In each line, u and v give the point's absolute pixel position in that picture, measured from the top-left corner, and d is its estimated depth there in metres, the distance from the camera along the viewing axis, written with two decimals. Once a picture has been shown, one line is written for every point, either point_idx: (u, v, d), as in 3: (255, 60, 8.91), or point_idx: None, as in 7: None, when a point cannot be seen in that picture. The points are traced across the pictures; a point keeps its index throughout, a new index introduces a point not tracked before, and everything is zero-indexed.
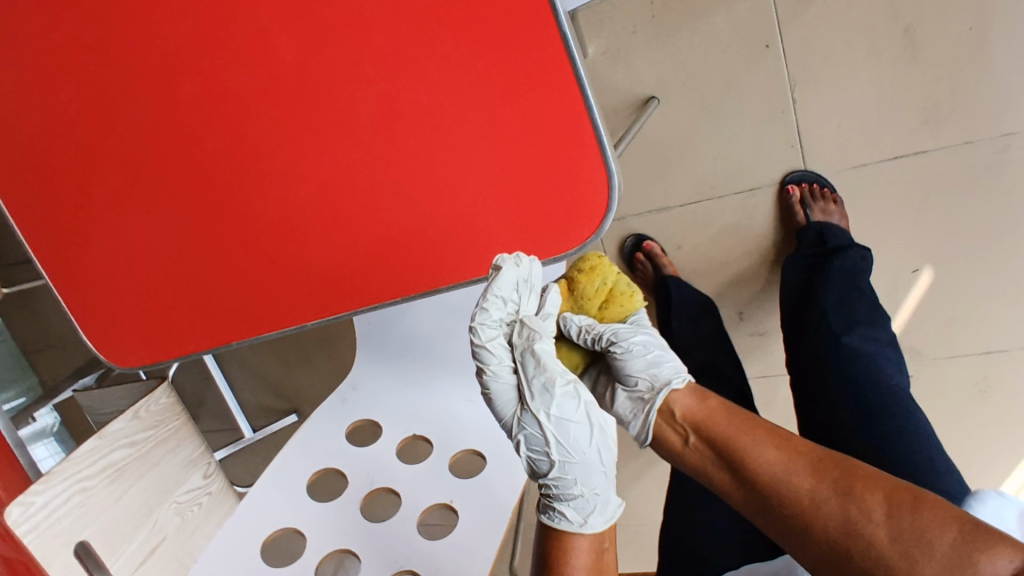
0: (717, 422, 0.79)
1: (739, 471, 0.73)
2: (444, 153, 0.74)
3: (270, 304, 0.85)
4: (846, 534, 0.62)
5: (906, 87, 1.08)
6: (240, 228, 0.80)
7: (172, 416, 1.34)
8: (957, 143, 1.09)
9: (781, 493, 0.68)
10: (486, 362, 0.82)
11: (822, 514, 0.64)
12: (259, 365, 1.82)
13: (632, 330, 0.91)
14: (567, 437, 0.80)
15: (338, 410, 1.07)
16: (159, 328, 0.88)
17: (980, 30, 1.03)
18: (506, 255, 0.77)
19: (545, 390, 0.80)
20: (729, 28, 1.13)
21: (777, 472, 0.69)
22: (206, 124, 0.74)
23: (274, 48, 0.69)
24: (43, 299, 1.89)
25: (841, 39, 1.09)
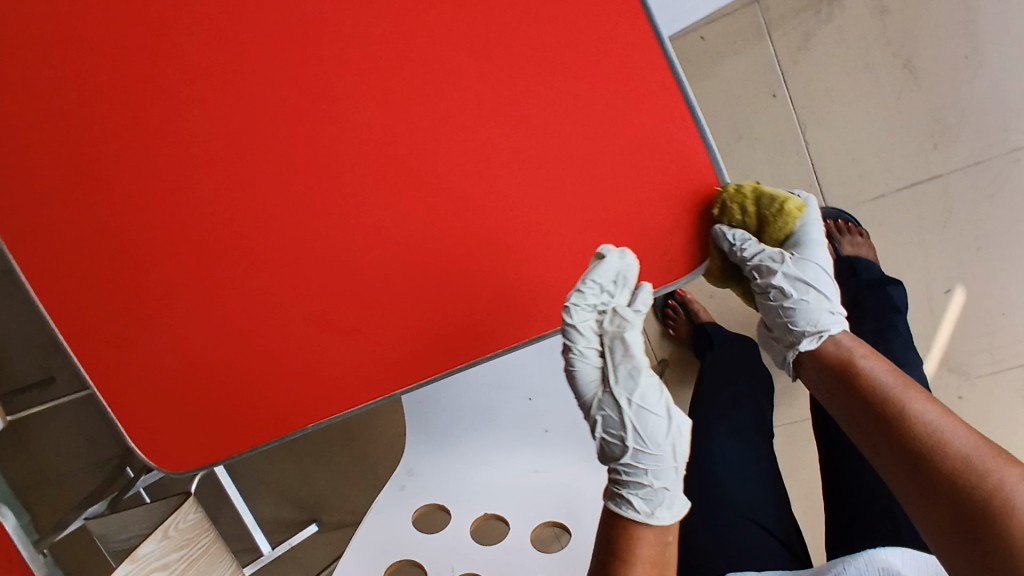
0: (872, 368, 0.73)
1: (875, 412, 0.69)
2: (515, 202, 0.73)
3: (335, 382, 0.81)
4: (979, 503, 0.58)
5: (913, 115, 1.14)
6: (305, 300, 0.78)
7: (202, 533, 1.23)
8: (968, 163, 1.14)
9: (912, 444, 0.64)
10: (574, 342, 0.77)
11: (963, 477, 0.60)
12: (277, 472, 1.71)
13: (785, 265, 0.82)
14: (646, 427, 0.75)
15: (398, 498, 1.01)
16: (210, 425, 0.83)
17: (974, 57, 1.10)
18: (610, 246, 0.73)
19: (631, 376, 0.76)
20: (736, 80, 1.19)
21: (920, 424, 0.65)
22: (279, 194, 0.75)
23: (353, 111, 0.72)
24: (37, 433, 1.78)
25: (845, 80, 1.15)
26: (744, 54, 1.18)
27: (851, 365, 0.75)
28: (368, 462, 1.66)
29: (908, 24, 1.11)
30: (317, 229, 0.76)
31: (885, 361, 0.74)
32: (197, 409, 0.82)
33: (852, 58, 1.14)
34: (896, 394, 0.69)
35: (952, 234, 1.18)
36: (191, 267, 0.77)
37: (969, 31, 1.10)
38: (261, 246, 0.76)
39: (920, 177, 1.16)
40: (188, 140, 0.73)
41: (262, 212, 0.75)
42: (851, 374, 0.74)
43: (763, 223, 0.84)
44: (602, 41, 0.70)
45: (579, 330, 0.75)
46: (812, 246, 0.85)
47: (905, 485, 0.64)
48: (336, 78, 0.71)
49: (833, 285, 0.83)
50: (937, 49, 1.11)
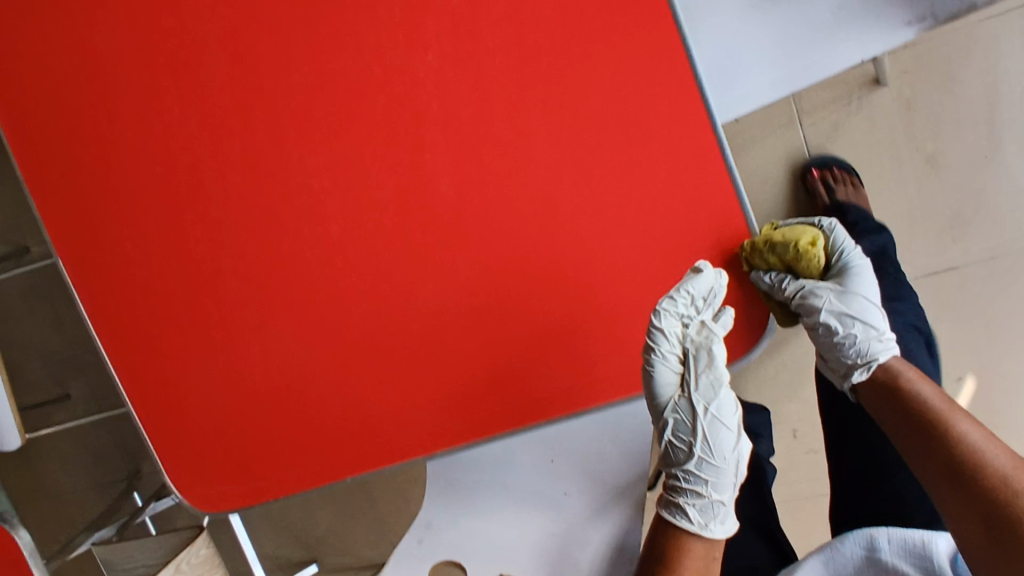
0: (923, 392, 0.80)
1: (919, 427, 0.77)
2: (562, 273, 0.78)
3: (371, 433, 0.84)
4: (1010, 506, 0.65)
5: (934, 208, 1.18)
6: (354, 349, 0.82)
7: (211, 568, 1.23)
8: (984, 258, 1.18)
9: (954, 458, 0.72)
10: (656, 347, 0.79)
11: (996, 484, 0.67)
12: (280, 509, 1.71)
13: (830, 302, 0.88)
14: (715, 439, 0.84)
15: (416, 551, 1.05)
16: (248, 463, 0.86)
17: (994, 157, 1.15)
18: (706, 262, 0.77)
19: (711, 386, 0.83)
20: (766, 162, 1.22)
21: (963, 442, 0.72)
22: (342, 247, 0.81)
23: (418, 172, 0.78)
24: (44, 452, 1.78)
25: (870, 169, 1.20)
26: (775, 138, 1.22)
27: (902, 390, 0.82)
28: (375, 508, 1.65)
29: (934, 121, 1.16)
30: (375, 282, 0.81)
31: (935, 388, 0.80)
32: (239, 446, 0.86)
33: (878, 149, 1.19)
34: (942, 412, 0.76)
35: (969, 324, 1.20)
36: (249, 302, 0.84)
37: (990, 133, 1.15)
38: (322, 295, 0.82)
39: (939, 267, 1.19)
40: (266, 191, 0.80)
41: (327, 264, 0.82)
42: (902, 396, 0.81)
43: (795, 267, 0.88)
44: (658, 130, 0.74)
45: (667, 335, 0.78)
46: (852, 275, 0.92)
47: (943, 489, 0.71)
48: (406, 146, 0.78)
49: (877, 311, 0.89)
50: (958, 147, 1.16)
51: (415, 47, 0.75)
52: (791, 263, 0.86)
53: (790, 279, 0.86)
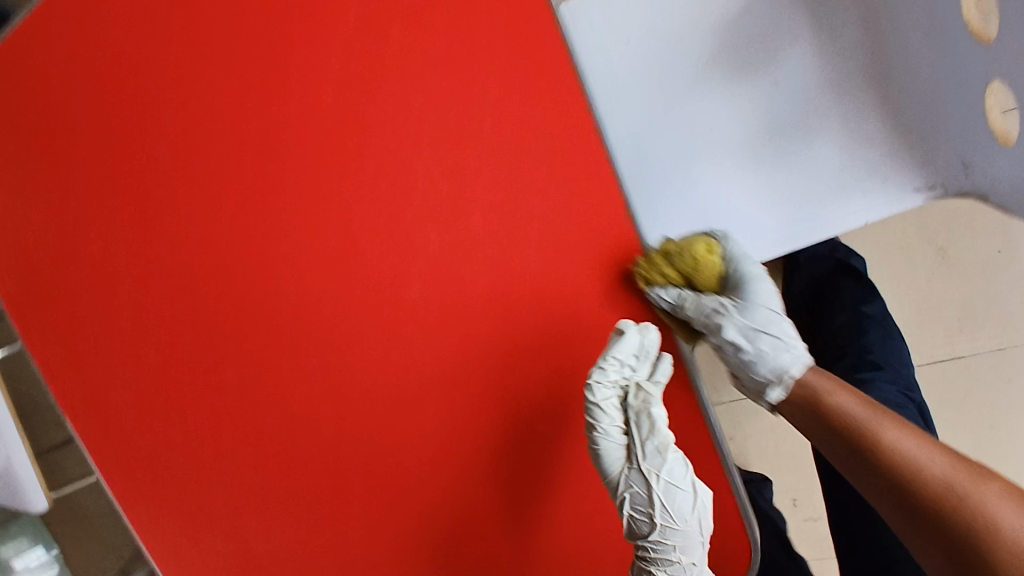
0: (844, 404, 0.65)
1: (862, 450, 0.62)
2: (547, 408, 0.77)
3: None
4: (971, 529, 0.56)
5: (942, 299, 1.16)
6: None
7: None
8: (994, 348, 1.17)
9: (901, 475, 0.60)
10: (596, 423, 0.69)
11: (951, 502, 0.57)
12: None
13: (730, 314, 0.69)
14: (673, 506, 0.69)
15: None
16: None
17: (1007, 251, 1.14)
18: (630, 321, 0.69)
19: (658, 453, 0.69)
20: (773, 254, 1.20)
21: (904, 450, 0.61)
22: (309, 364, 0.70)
23: (401, 257, 0.68)
24: None
25: (880, 258, 1.17)
26: None
27: (819, 404, 0.66)
28: None
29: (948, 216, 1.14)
30: (346, 410, 0.71)
31: (851, 390, 0.66)
32: None
33: (889, 240, 1.16)
34: (867, 422, 0.63)
35: (974, 411, 1.19)
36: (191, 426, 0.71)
37: (1004, 227, 1.13)
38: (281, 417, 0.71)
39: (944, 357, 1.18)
40: (216, 308, 0.69)
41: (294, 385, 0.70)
42: (821, 411, 0.66)
43: (690, 277, 0.71)
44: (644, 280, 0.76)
45: (603, 410, 0.67)
46: (745, 282, 0.71)
47: (907, 523, 0.59)
48: (385, 269, 0.68)
49: (787, 319, 0.71)
50: (971, 241, 1.14)
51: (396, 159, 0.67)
52: (684, 275, 0.70)
53: (695, 294, 0.70)
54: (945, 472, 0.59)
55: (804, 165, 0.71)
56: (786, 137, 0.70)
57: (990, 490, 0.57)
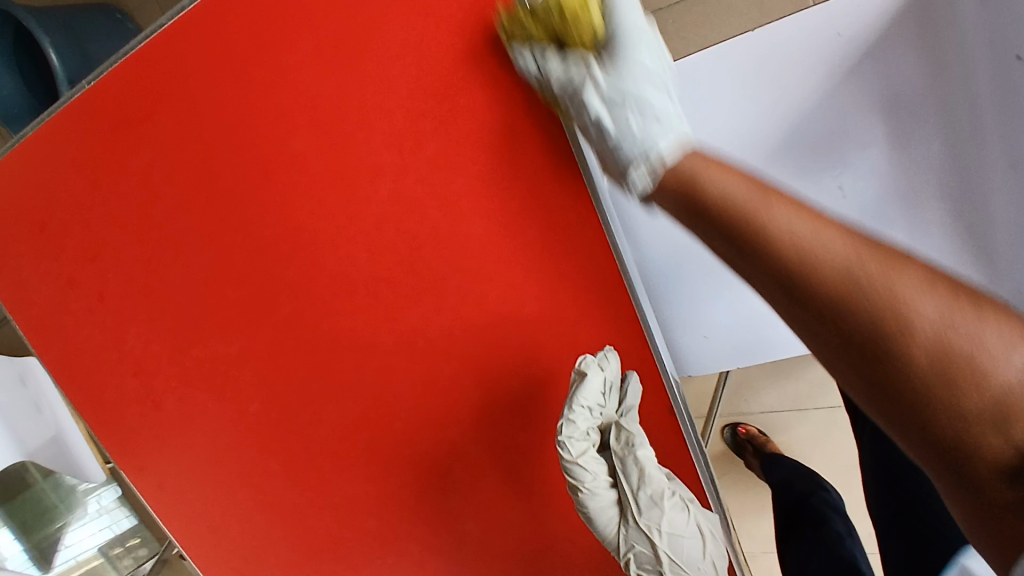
0: (722, 193, 0.43)
1: (741, 241, 0.41)
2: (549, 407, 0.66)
3: (323, 540, 0.73)
4: (897, 351, 0.33)
5: None
6: (299, 464, 0.71)
7: None
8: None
9: (821, 282, 0.36)
10: (580, 482, 0.60)
11: (865, 319, 0.35)
12: None
13: (592, 71, 0.51)
14: (682, 558, 0.60)
15: None
16: (203, 547, 0.78)
17: None
18: (588, 356, 0.58)
19: (654, 504, 0.60)
20: None
21: (784, 222, 0.39)
22: (339, 459, 0.69)
23: (433, 380, 0.61)
24: None
25: None
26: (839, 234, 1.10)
27: (697, 200, 0.44)
28: None
29: None
30: (347, 425, 0.67)
31: (739, 169, 0.44)
32: (193, 526, 0.77)
33: None
34: (750, 204, 0.41)
35: None
36: (237, 490, 0.74)
37: None
38: (318, 497, 0.71)
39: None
40: (207, 279, 0.64)
41: (324, 476, 0.70)
42: (694, 202, 0.44)
43: (558, 32, 0.52)
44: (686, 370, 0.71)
45: (585, 467, 0.59)
46: (621, 44, 0.51)
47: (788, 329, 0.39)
48: (357, 253, 0.58)
49: (674, 105, 0.51)
50: None
51: (380, 100, 0.54)
52: (550, 34, 0.52)
53: (563, 62, 0.52)
54: (932, 317, 0.33)
55: None
56: None
57: (930, 311, 0.33)
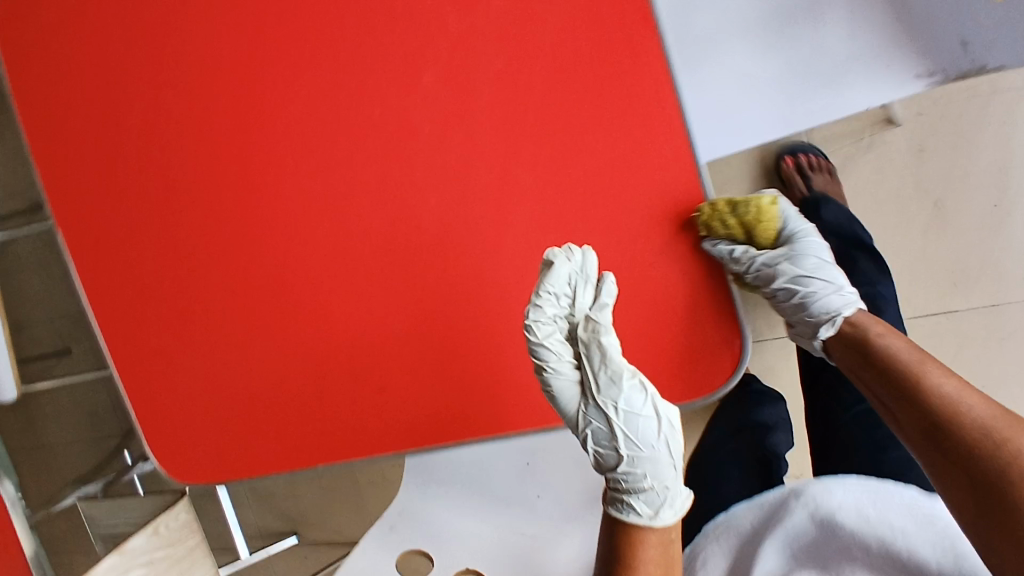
0: (889, 347, 0.79)
1: (901, 387, 0.75)
2: (511, 201, 0.79)
3: (298, 330, 0.83)
4: (994, 458, 0.64)
5: (935, 254, 1.17)
6: (279, 255, 0.82)
7: (188, 534, 1.27)
8: (987, 207, 1.13)
9: (952, 418, 0.69)
10: (545, 360, 0.74)
11: (981, 449, 0.65)
12: (268, 489, 1.73)
13: None
14: (635, 431, 0.71)
15: (386, 537, 1.07)
16: (168, 360, 0.87)
17: (1003, 206, 1.13)
18: (556, 249, 0.75)
19: (612, 382, 0.71)
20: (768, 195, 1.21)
21: (955, 390, 0.70)
22: (325, 237, 0.81)
23: (418, 165, 0.79)
24: (79, 387, 1.80)
25: (874, 205, 1.17)
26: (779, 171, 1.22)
27: (866, 345, 0.82)
28: (358, 492, 1.68)
29: (946, 176, 1.14)
30: (337, 198, 0.81)
31: (909, 342, 0.78)
32: (162, 335, 0.86)
33: (886, 190, 1.16)
34: (914, 367, 0.75)
35: (974, 364, 1.19)
36: (220, 304, 0.84)
37: (1004, 186, 1.12)
38: (299, 285, 0.82)
39: (943, 249, 1.16)
40: (218, 65, 0.80)
41: (308, 260, 0.82)
42: (867, 347, 0.81)
43: None
44: (652, 174, 0.76)
45: (548, 344, 0.73)
46: None
47: (921, 445, 0.71)
48: (362, 49, 0.78)
49: None
50: (969, 194, 1.13)
51: None
52: None
53: None
54: None
55: (813, 43, 0.81)
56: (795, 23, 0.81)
57: None
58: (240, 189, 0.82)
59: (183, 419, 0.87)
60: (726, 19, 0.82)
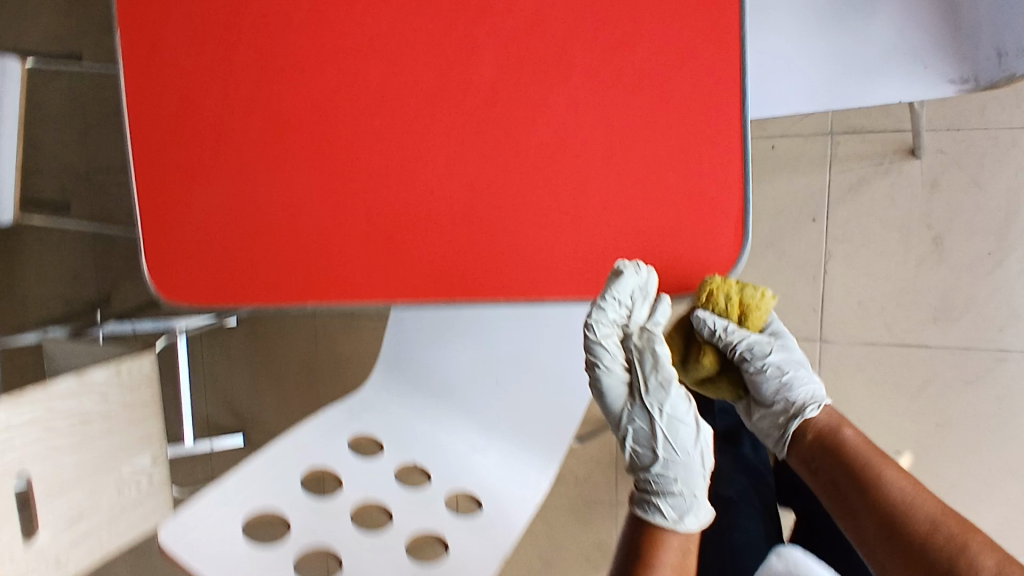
0: (849, 442, 0.91)
1: (863, 484, 0.87)
2: (551, 82, 0.72)
3: (311, 167, 0.81)
4: (945, 555, 0.76)
5: (924, 287, 1.21)
6: (311, 87, 0.80)
7: (146, 388, 1.27)
8: (982, 253, 1.18)
9: (904, 515, 0.81)
10: (600, 358, 0.85)
11: (932, 544, 0.78)
12: (229, 379, 1.73)
13: None
14: (675, 436, 0.85)
15: (344, 420, 1.06)
16: (180, 174, 0.85)
17: (997, 255, 1.18)
18: (625, 261, 0.69)
19: (661, 386, 0.85)
20: (786, 195, 1.26)
21: (905, 490, 0.84)
22: (359, 77, 0.78)
23: (466, 17, 0.74)
24: (70, 240, 1.79)
25: (878, 228, 1.22)
26: (803, 175, 1.25)
27: (826, 437, 0.93)
28: (314, 389, 1.68)
29: (951, 213, 1.19)
30: (378, 39, 0.77)
31: (862, 439, 0.91)
32: (177, 146, 0.85)
33: (892, 215, 1.22)
34: (872, 466, 0.88)
35: (938, 401, 1.22)
36: (245, 126, 0.83)
37: (1003, 235, 1.17)
38: (323, 121, 0.80)
39: (931, 283, 1.22)
40: None
41: (337, 97, 0.79)
42: (826, 438, 0.93)
43: None
44: (707, 97, 0.69)
45: (605, 346, 0.83)
46: None
47: (878, 538, 0.83)
48: None
49: None
50: (968, 237, 1.19)
51: None
52: None
53: None
54: (991, 565, 0.73)
55: (859, 30, 0.86)
56: (849, 11, 0.86)
57: (992, 563, 0.73)
58: (290, 12, 0.80)
59: (179, 237, 0.86)
60: None
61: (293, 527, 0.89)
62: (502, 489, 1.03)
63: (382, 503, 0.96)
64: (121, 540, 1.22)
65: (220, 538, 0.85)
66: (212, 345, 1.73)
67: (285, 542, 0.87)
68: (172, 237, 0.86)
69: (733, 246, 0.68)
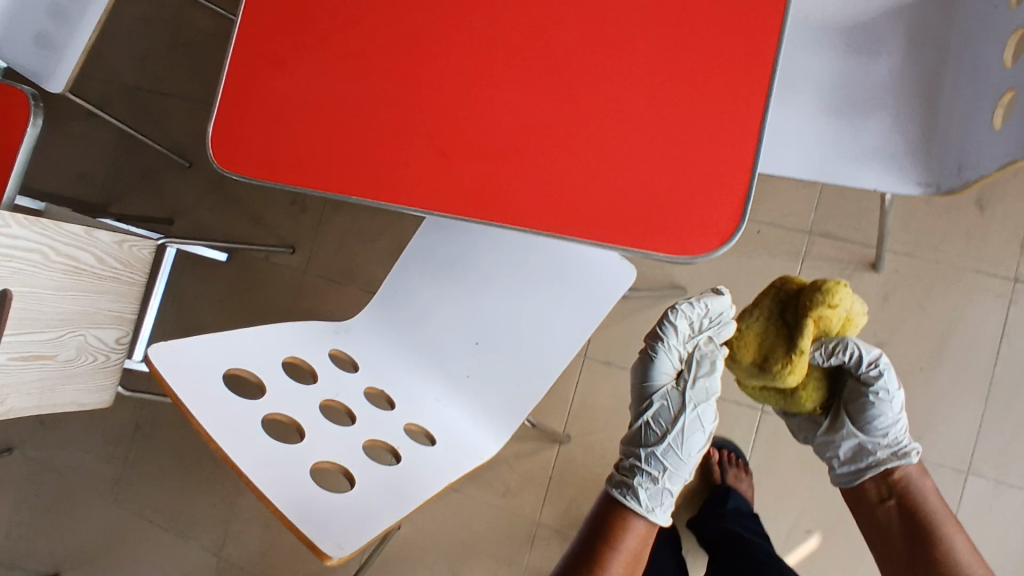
0: (919, 491, 0.91)
1: (922, 530, 0.86)
2: (614, 64, 0.87)
3: (391, 81, 0.93)
4: None
5: None
6: (413, 19, 0.94)
7: (138, 270, 1.29)
8: (915, 366, 1.34)
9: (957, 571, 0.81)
10: (667, 337, 0.92)
11: None
12: (198, 313, 1.74)
13: None
14: (688, 433, 0.90)
15: (328, 335, 1.11)
16: (273, 60, 0.97)
17: (927, 371, 1.34)
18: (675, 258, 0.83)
19: (703, 391, 0.91)
20: (761, 274, 1.42)
21: (963, 549, 0.83)
22: (455, 22, 0.93)
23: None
24: (91, 145, 1.84)
25: None
26: (779, 262, 1.42)
27: (898, 479, 0.93)
28: None
29: (896, 325, 1.36)
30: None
31: (937, 494, 0.90)
32: (281, 39, 0.97)
33: None
34: (939, 517, 0.87)
35: None
36: (345, 35, 0.96)
37: (934, 355, 1.34)
38: (414, 48, 0.93)
39: None
40: None
41: (433, 33, 0.93)
42: (896, 480, 0.94)
43: None
44: (738, 104, 0.84)
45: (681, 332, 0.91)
46: None
47: None
48: None
49: None
50: (906, 349, 1.35)
51: None
52: None
53: None
54: None
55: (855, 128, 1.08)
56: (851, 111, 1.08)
57: None
58: None
59: (252, 111, 0.96)
60: (808, 84, 1.10)
61: (265, 398, 0.92)
62: (456, 438, 1.09)
63: (348, 409, 1.00)
64: (59, 406, 1.21)
65: (199, 380, 0.88)
66: (194, 277, 1.76)
67: (254, 406, 0.90)
68: (246, 110, 0.96)
69: (729, 225, 0.81)
